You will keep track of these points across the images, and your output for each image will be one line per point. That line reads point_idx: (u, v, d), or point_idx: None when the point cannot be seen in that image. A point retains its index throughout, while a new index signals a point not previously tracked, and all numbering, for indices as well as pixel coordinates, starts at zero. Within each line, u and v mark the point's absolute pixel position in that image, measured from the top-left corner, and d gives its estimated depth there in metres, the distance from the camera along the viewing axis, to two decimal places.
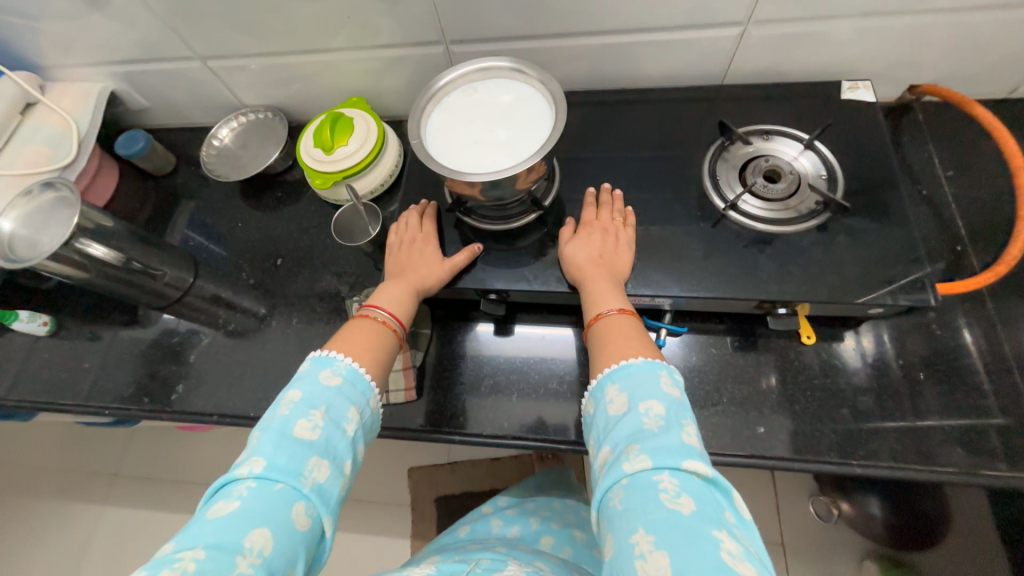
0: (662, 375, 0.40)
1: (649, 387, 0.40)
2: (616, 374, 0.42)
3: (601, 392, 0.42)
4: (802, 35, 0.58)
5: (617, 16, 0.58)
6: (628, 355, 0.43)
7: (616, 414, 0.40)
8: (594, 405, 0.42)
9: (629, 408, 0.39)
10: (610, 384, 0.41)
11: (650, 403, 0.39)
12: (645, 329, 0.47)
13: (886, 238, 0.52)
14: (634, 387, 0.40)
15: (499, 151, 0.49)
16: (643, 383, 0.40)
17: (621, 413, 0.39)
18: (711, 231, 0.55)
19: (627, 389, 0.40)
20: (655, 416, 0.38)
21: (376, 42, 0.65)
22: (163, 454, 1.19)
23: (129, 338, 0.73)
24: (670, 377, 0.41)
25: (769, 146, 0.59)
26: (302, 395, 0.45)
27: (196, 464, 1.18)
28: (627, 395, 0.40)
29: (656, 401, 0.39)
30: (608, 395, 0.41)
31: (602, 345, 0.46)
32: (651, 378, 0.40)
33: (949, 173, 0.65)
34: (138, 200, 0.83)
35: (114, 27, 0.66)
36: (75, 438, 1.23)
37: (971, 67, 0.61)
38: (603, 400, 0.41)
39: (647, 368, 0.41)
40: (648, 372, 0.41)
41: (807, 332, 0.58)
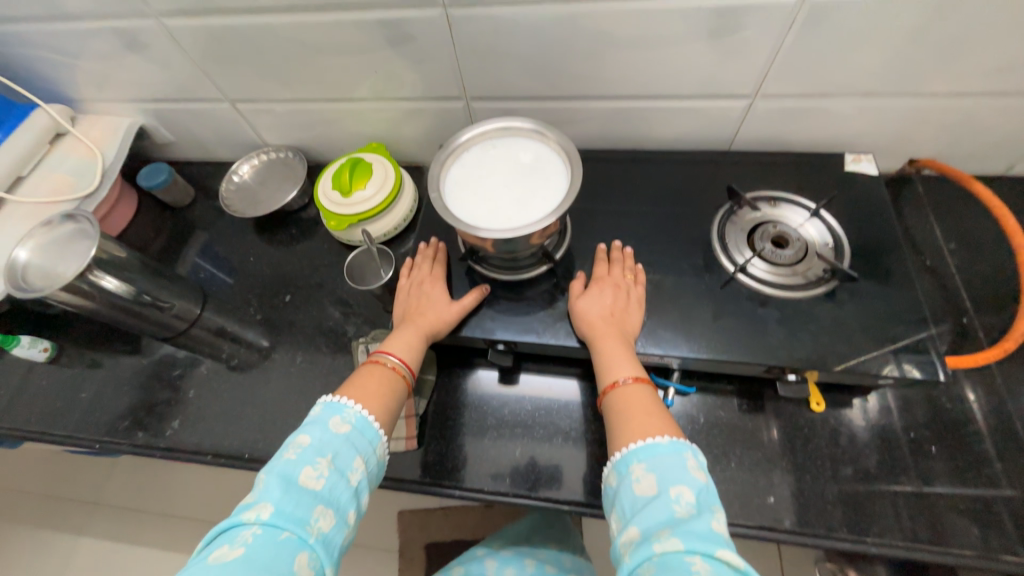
0: (689, 458, 0.40)
1: (679, 471, 0.39)
2: (641, 452, 0.41)
3: (625, 467, 0.42)
4: (807, 109, 0.61)
5: (631, 84, 0.61)
6: (652, 432, 0.43)
7: (644, 496, 0.39)
8: (618, 480, 0.42)
9: (658, 491, 0.39)
10: (637, 462, 0.41)
11: (681, 488, 0.38)
12: (661, 400, 0.47)
13: (895, 309, 0.52)
14: (663, 470, 0.40)
15: (515, 208, 0.50)
16: (671, 468, 0.40)
17: (649, 494, 0.39)
18: (720, 292, 0.56)
19: (655, 470, 0.40)
20: (687, 503, 0.37)
21: (399, 95, 0.68)
22: (145, 485, 1.15)
23: (128, 369, 0.72)
24: (696, 460, 0.41)
25: (776, 212, 0.61)
26: (311, 441, 0.44)
27: (179, 497, 1.13)
28: (655, 476, 0.40)
29: (686, 486, 0.38)
30: (635, 474, 0.41)
31: (623, 417, 0.45)
32: (678, 461, 0.40)
33: (950, 245, 0.66)
34: (153, 229, 0.84)
35: (150, 69, 0.69)
36: (56, 463, 1.19)
37: (968, 146, 0.64)
38: (628, 477, 0.41)
39: (675, 450, 0.41)
40: (676, 455, 0.40)
41: (816, 398, 0.58)
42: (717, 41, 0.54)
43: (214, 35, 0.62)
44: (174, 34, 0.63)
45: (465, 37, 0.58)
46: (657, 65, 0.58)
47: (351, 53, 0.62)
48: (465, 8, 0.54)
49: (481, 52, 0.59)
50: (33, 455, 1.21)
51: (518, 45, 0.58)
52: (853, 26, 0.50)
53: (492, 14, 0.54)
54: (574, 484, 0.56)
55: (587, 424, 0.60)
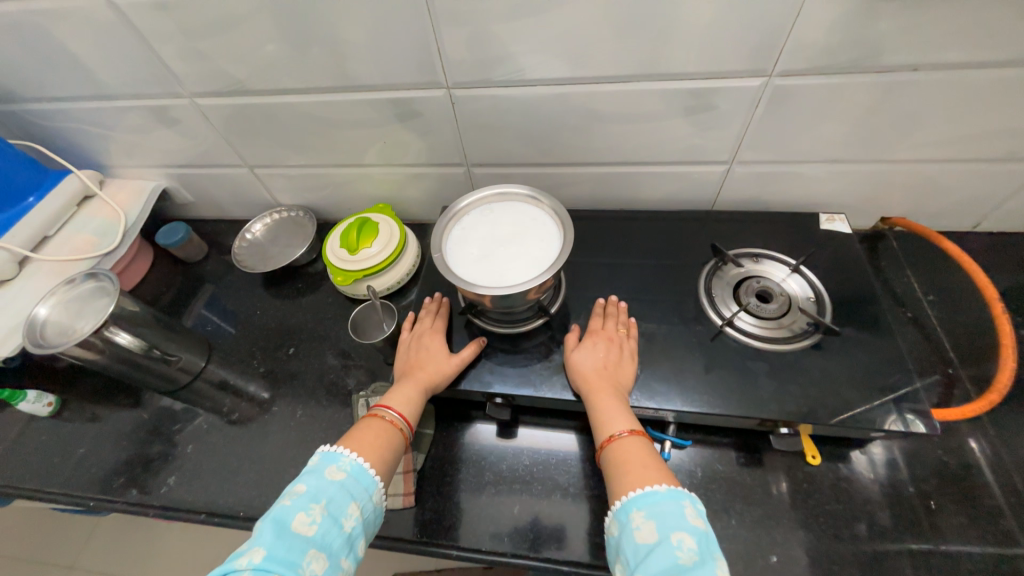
0: (687, 506, 0.41)
1: (677, 518, 0.40)
2: (641, 500, 0.42)
3: (626, 516, 0.42)
4: (780, 174, 0.66)
5: (618, 153, 0.67)
6: (649, 481, 0.43)
7: (647, 544, 0.39)
8: (620, 528, 0.42)
9: (660, 538, 0.39)
10: (636, 510, 0.41)
11: (681, 534, 0.39)
12: (656, 450, 0.48)
13: (879, 360, 0.54)
14: (662, 517, 0.40)
15: (513, 267, 0.54)
16: (669, 516, 0.40)
17: (652, 542, 0.39)
18: (710, 345, 0.58)
19: (655, 518, 0.40)
20: (689, 549, 0.38)
21: (406, 161, 0.74)
22: (128, 545, 1.10)
23: (129, 423, 0.72)
24: (694, 507, 0.41)
25: (759, 268, 0.64)
26: (306, 488, 0.44)
27: (162, 558, 1.07)
28: (655, 524, 0.40)
29: (687, 533, 0.39)
30: (635, 522, 0.41)
31: (620, 470, 0.46)
32: (677, 508, 0.41)
33: (929, 297, 0.69)
34: (166, 284, 0.87)
35: (178, 139, 0.76)
36: (38, 521, 1.15)
37: (933, 206, 0.68)
38: (629, 526, 0.41)
39: (673, 498, 0.41)
40: (674, 503, 0.41)
41: (812, 451, 0.57)
42: (693, 116, 0.59)
43: (239, 111, 0.69)
44: (203, 110, 0.69)
45: (466, 113, 0.64)
46: (640, 136, 0.63)
47: (363, 126, 0.68)
48: (467, 89, 0.61)
49: (481, 125, 0.65)
50: (15, 513, 1.16)
51: (514, 120, 0.64)
52: (814, 104, 0.56)
53: (491, 94, 0.61)
54: (573, 543, 0.55)
55: (585, 479, 0.59)
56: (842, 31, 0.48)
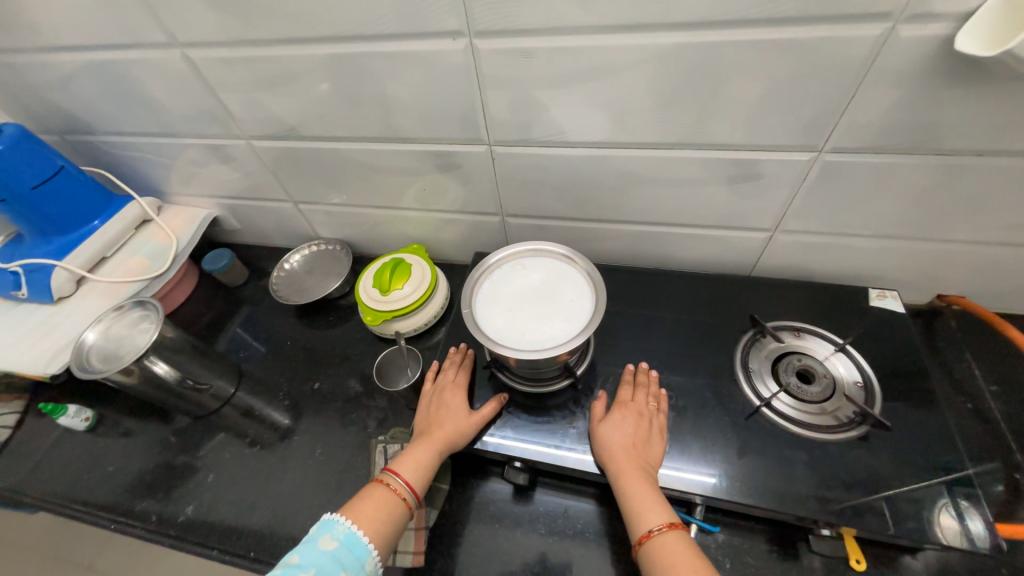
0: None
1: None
2: None
3: None
4: (826, 244, 0.64)
5: (656, 214, 0.66)
6: None
7: None
8: None
9: None
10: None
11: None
12: (694, 544, 0.46)
13: (932, 462, 0.50)
14: None
15: (542, 328, 0.53)
16: None
17: None
18: (745, 425, 0.55)
19: None
20: None
21: (442, 207, 0.76)
22: None
23: (156, 445, 0.74)
24: None
25: (801, 343, 0.61)
26: (297, 559, 0.46)
27: None
28: None
29: None
30: None
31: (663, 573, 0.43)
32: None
33: (991, 387, 0.64)
34: (206, 306, 0.91)
35: (232, 174, 0.80)
36: None
37: (995, 288, 0.64)
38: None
39: None
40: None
41: (856, 555, 0.51)
42: (736, 184, 0.58)
43: (289, 154, 0.72)
44: (257, 150, 0.73)
45: (505, 168, 0.65)
46: (680, 200, 0.62)
47: (403, 173, 0.71)
48: (507, 146, 0.62)
49: (519, 180, 0.66)
50: None
51: (552, 177, 0.64)
52: (865, 182, 0.54)
53: (530, 153, 0.62)
54: None
55: (603, 556, 0.56)
56: (899, 114, 0.46)
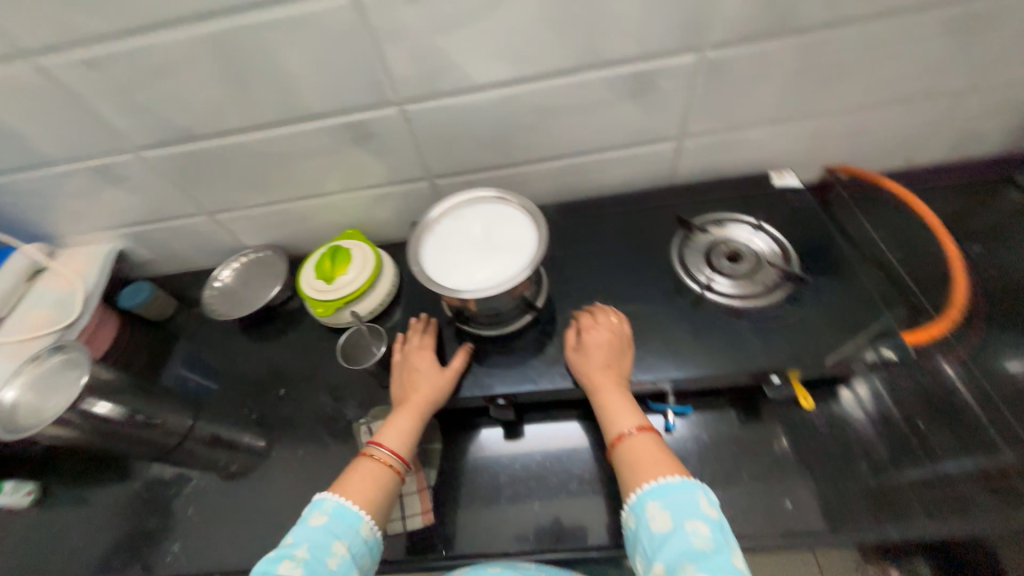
0: (701, 496, 0.44)
1: (692, 508, 0.43)
2: (656, 493, 0.44)
3: (640, 507, 0.45)
4: (728, 141, 0.70)
5: (575, 144, 0.69)
6: (662, 473, 0.46)
7: (662, 533, 0.42)
8: (634, 519, 0.45)
9: (675, 527, 0.42)
10: (651, 502, 0.44)
11: (697, 523, 0.42)
12: (662, 440, 0.50)
13: (845, 301, 0.58)
14: (677, 507, 0.43)
15: (493, 267, 0.55)
16: (682, 506, 0.43)
17: (668, 532, 0.42)
18: (694, 312, 0.61)
19: (669, 509, 0.43)
20: (701, 535, 0.41)
21: (368, 183, 0.74)
22: None
23: (120, 499, 0.69)
24: (707, 496, 0.44)
25: (725, 231, 0.67)
26: (288, 539, 0.46)
27: None
28: (670, 514, 0.43)
29: (699, 522, 0.42)
30: (650, 513, 0.44)
31: (631, 467, 0.48)
32: (691, 498, 0.43)
33: (882, 234, 0.74)
34: (137, 347, 0.84)
35: (129, 196, 0.73)
36: None
37: (868, 150, 0.74)
38: (644, 517, 0.44)
39: (686, 488, 0.44)
40: (688, 494, 0.44)
41: (805, 396, 0.61)
42: (639, 98, 0.62)
43: (190, 159, 0.67)
44: (151, 163, 0.68)
45: (421, 127, 0.65)
46: (593, 126, 0.66)
47: (319, 155, 0.68)
48: (419, 104, 0.62)
49: (438, 137, 0.66)
50: None
51: (470, 127, 0.65)
52: (746, 73, 0.60)
53: (443, 106, 0.62)
54: (588, 531, 0.56)
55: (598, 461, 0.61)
56: None
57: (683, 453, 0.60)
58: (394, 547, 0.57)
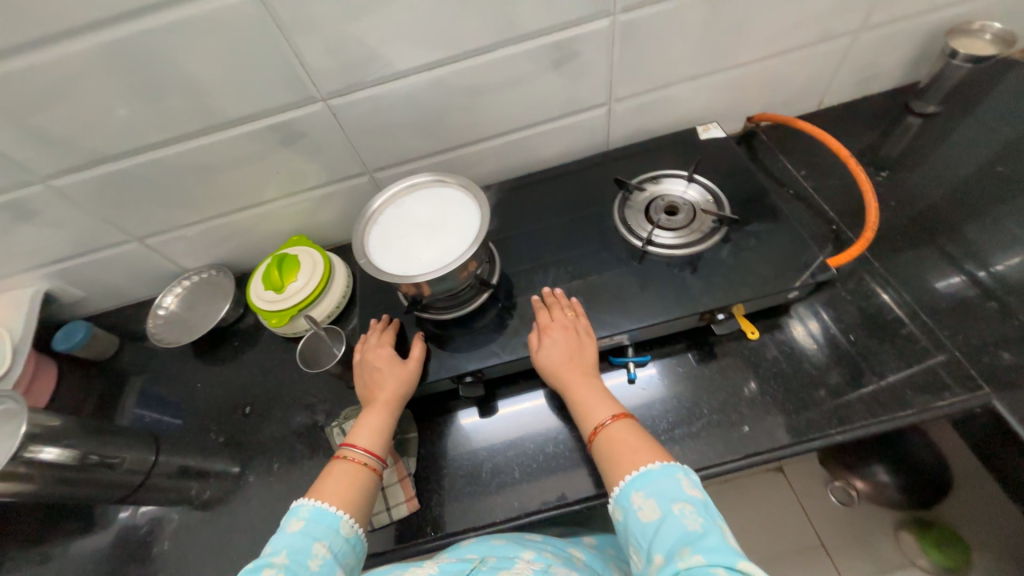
0: (682, 478, 0.45)
1: (675, 490, 0.44)
2: (639, 482, 0.45)
3: (627, 500, 0.46)
4: (653, 101, 0.73)
5: (508, 120, 0.70)
6: (644, 461, 0.47)
7: (652, 521, 0.43)
8: (623, 513, 0.45)
9: (663, 513, 0.43)
10: (637, 492, 0.45)
11: (682, 504, 0.43)
12: (640, 426, 0.52)
13: (775, 236, 0.63)
14: (661, 492, 0.44)
15: (440, 249, 0.55)
16: (666, 490, 0.44)
17: (658, 519, 0.43)
18: (640, 266, 0.63)
19: (654, 496, 0.44)
20: (690, 515, 0.42)
21: (305, 186, 0.72)
22: None
23: (87, 548, 0.65)
24: (688, 478, 0.45)
25: (661, 188, 0.71)
26: (266, 549, 0.45)
27: None
28: (655, 501, 0.44)
29: (685, 503, 0.43)
30: (637, 503, 0.45)
31: (613, 459, 0.49)
32: (673, 481, 0.45)
33: (803, 173, 0.79)
34: (82, 390, 0.79)
35: (45, 232, 0.69)
36: None
37: (781, 96, 0.79)
38: (632, 508, 0.45)
39: (667, 472, 0.46)
40: (670, 477, 0.45)
41: (750, 328, 0.66)
42: (561, 68, 0.64)
43: (107, 183, 0.64)
44: (64, 192, 0.63)
45: (350, 120, 0.64)
46: (522, 100, 0.67)
47: (248, 162, 0.66)
48: (343, 97, 0.61)
49: (370, 129, 0.66)
50: None
51: (400, 115, 0.65)
52: (658, 32, 0.62)
53: (369, 96, 0.61)
54: (570, 486, 0.58)
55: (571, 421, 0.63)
56: None
57: (649, 399, 0.63)
58: (384, 538, 0.57)
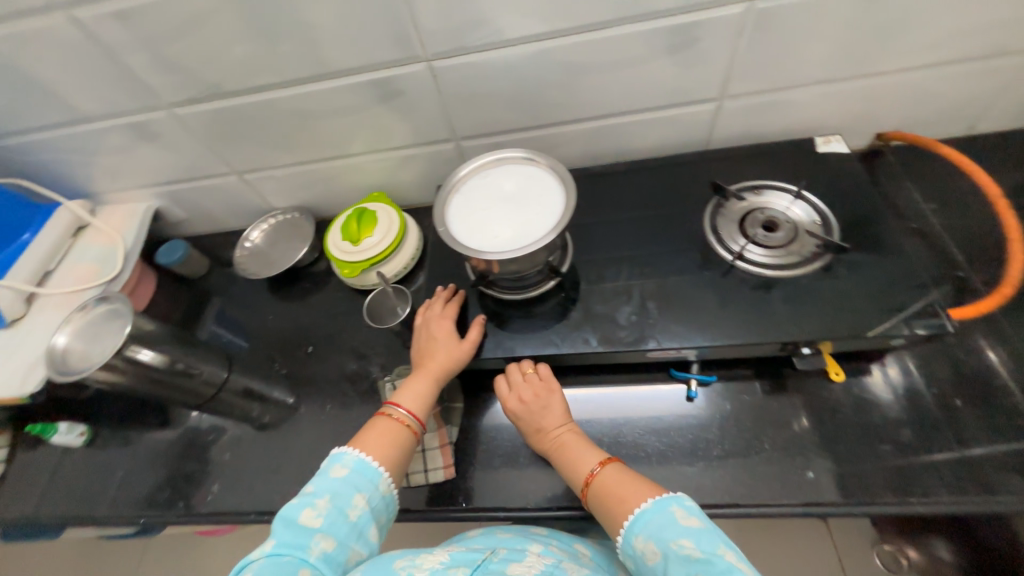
0: (675, 509, 0.44)
1: (671, 527, 0.43)
2: (635, 526, 0.44)
3: (629, 547, 0.44)
4: (771, 102, 0.66)
5: (607, 104, 0.66)
6: (639, 501, 0.46)
7: (656, 565, 0.42)
8: (630, 561, 0.44)
9: (664, 554, 0.42)
10: (636, 537, 0.44)
11: (681, 541, 0.41)
12: (628, 467, 0.51)
13: (888, 274, 0.55)
14: (658, 532, 0.43)
15: (517, 230, 0.54)
16: (663, 528, 0.43)
17: (660, 562, 0.42)
18: (723, 281, 0.59)
19: (653, 536, 0.43)
20: (692, 551, 0.41)
21: (392, 145, 0.73)
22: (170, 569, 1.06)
23: (161, 442, 0.73)
24: (682, 507, 0.44)
25: (762, 200, 0.65)
26: (311, 487, 0.48)
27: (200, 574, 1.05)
28: (654, 542, 0.43)
29: (684, 538, 0.42)
30: (638, 548, 0.43)
31: (612, 506, 0.47)
32: (666, 517, 0.43)
33: (932, 206, 0.69)
34: (173, 302, 0.87)
35: (162, 154, 0.75)
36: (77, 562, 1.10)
37: (924, 114, 0.68)
38: (637, 554, 0.44)
39: (660, 508, 0.44)
40: (662, 513, 0.44)
41: (836, 369, 0.60)
42: (677, 54, 0.59)
43: (219, 116, 0.68)
44: (182, 119, 0.68)
45: (448, 84, 0.63)
46: (626, 84, 0.63)
47: (345, 114, 0.67)
48: (446, 59, 0.60)
49: (465, 95, 0.65)
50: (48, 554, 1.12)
51: (497, 85, 0.63)
52: (796, 25, 0.56)
53: (471, 61, 0.60)
54: None
55: (617, 426, 0.61)
56: None
57: (705, 421, 0.60)
58: (417, 497, 0.59)
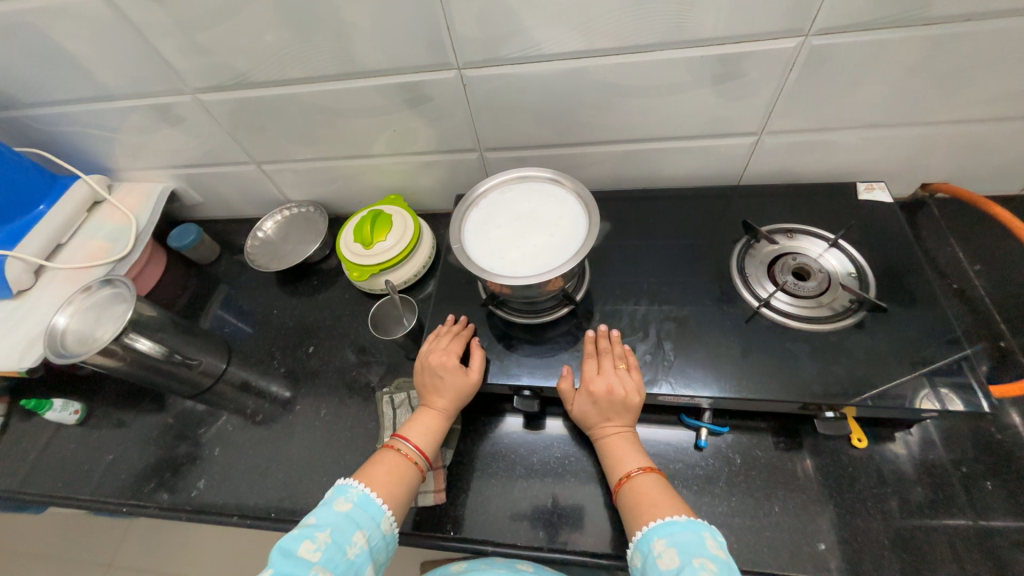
0: (708, 536, 0.42)
1: (698, 545, 0.41)
2: (660, 528, 0.43)
3: (646, 545, 0.43)
4: (813, 142, 0.63)
5: (640, 129, 0.63)
6: (666, 512, 0.45)
7: (668, 569, 0.40)
8: (641, 558, 0.43)
9: (681, 563, 0.40)
10: (657, 538, 0.43)
11: (703, 559, 0.40)
12: (668, 485, 0.48)
13: (925, 337, 0.52)
14: (683, 544, 0.41)
15: (536, 256, 0.51)
16: (688, 544, 0.41)
17: (674, 568, 0.40)
18: (746, 327, 0.56)
19: (675, 545, 0.41)
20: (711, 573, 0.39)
21: (414, 149, 0.72)
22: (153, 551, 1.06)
23: (153, 428, 0.71)
24: (715, 538, 0.42)
25: (795, 244, 0.62)
26: (313, 518, 0.45)
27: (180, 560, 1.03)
28: (676, 550, 0.41)
29: (706, 559, 0.40)
30: (656, 549, 0.42)
31: (634, 511, 0.46)
32: (696, 538, 0.42)
33: (977, 267, 0.66)
34: (180, 286, 0.87)
35: (184, 138, 0.74)
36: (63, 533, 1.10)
37: (977, 169, 0.65)
38: (650, 554, 0.42)
39: (692, 528, 0.42)
40: (694, 533, 0.42)
41: (858, 434, 0.56)
42: (721, 85, 0.56)
43: (243, 107, 0.66)
44: (206, 106, 0.67)
45: (478, 94, 0.61)
46: (664, 110, 0.60)
47: (370, 115, 0.66)
48: (477, 69, 0.58)
49: (494, 107, 0.63)
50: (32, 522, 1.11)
51: (529, 100, 0.61)
52: (851, 67, 0.52)
53: (503, 73, 0.58)
54: (602, 537, 0.53)
55: None
56: None
57: (714, 473, 0.57)
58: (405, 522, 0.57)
